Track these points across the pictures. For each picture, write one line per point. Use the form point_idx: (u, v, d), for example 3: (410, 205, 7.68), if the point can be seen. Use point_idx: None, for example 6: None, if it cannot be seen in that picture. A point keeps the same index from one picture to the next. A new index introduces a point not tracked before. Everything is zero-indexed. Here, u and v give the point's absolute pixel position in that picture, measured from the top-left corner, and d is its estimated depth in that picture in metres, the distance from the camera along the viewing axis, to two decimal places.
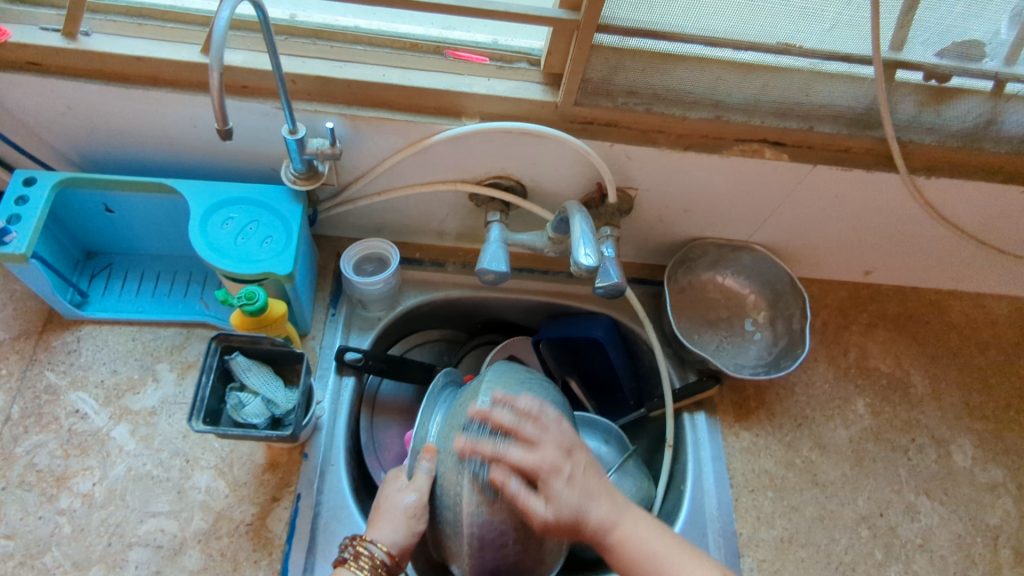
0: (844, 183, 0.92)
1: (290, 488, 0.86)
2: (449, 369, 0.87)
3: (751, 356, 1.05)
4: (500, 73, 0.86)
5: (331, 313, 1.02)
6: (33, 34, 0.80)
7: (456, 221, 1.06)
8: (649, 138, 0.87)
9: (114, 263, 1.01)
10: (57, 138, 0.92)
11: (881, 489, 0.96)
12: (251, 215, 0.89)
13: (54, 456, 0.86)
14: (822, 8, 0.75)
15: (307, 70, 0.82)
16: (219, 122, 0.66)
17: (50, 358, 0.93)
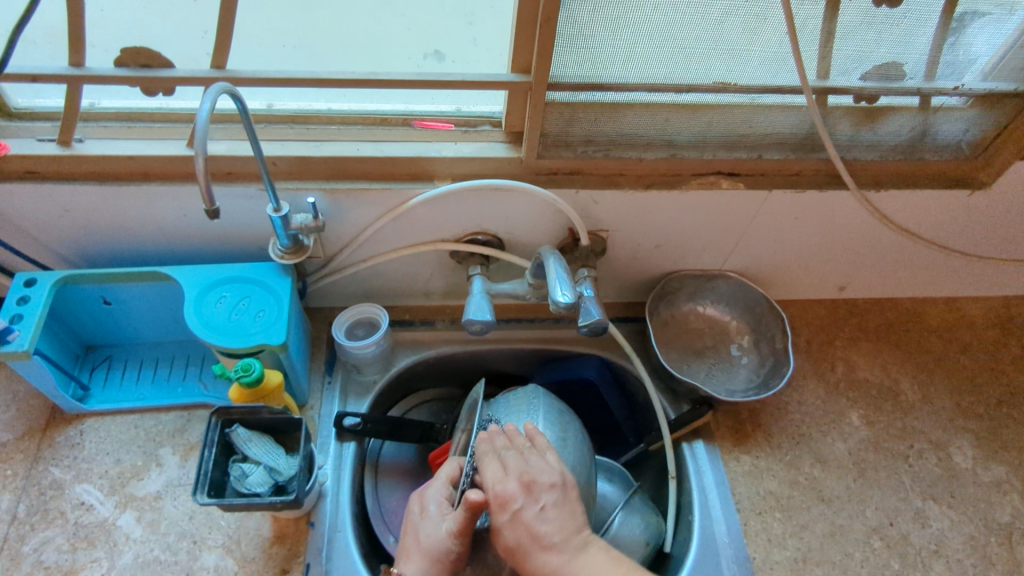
0: (800, 206, 0.87)
1: (300, 559, 0.76)
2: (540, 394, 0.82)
3: (741, 379, 0.97)
4: (466, 137, 0.79)
5: (327, 381, 0.90)
6: (31, 146, 0.71)
7: (442, 279, 0.95)
8: (611, 181, 0.81)
9: (114, 354, 0.90)
10: (54, 237, 0.80)
11: (887, 498, 0.89)
12: (241, 292, 0.78)
13: (61, 551, 0.75)
14: (747, 46, 0.69)
15: (287, 152, 0.74)
16: (207, 203, 0.55)
17: (54, 454, 0.82)
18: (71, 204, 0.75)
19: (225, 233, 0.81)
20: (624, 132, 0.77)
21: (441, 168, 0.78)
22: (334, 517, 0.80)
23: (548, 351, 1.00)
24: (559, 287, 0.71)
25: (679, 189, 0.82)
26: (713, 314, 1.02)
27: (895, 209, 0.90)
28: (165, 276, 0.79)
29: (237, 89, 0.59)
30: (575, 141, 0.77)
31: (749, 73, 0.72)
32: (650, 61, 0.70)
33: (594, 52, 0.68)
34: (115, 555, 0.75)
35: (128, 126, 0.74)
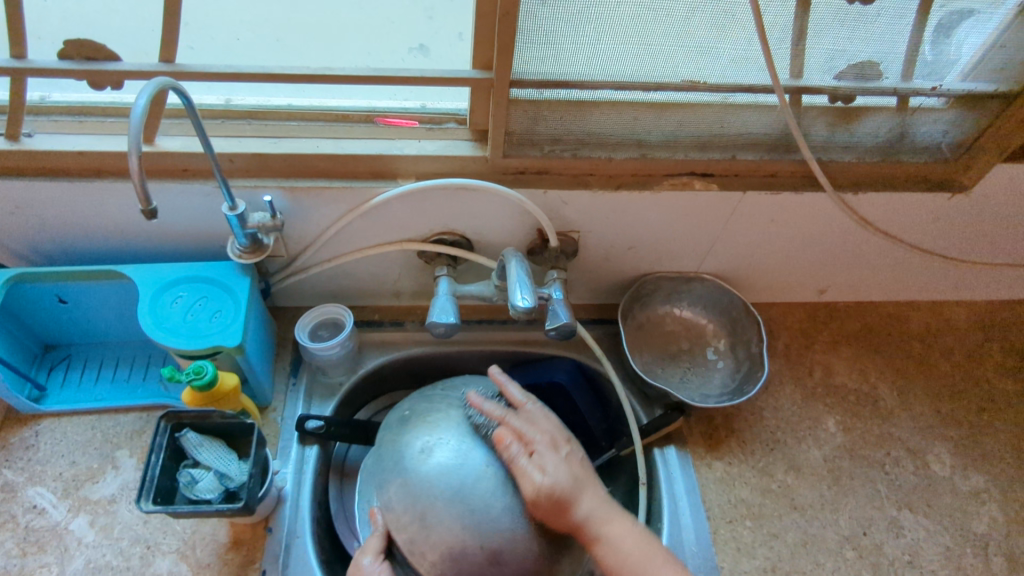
0: (775, 208, 0.85)
1: (256, 565, 0.75)
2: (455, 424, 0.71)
3: (716, 385, 0.95)
4: (429, 135, 0.76)
5: (292, 382, 0.88)
6: None
7: (411, 279, 0.93)
8: (579, 181, 0.79)
9: (73, 353, 0.88)
10: (7, 235, 0.78)
11: (861, 507, 0.87)
12: (198, 291, 0.76)
13: (10, 556, 0.73)
14: (716, 44, 0.67)
15: (244, 149, 0.72)
16: (143, 202, 0.52)
17: (7, 456, 0.80)
18: (22, 200, 0.73)
19: (183, 230, 0.79)
20: (592, 131, 0.75)
21: (404, 166, 0.76)
22: (292, 522, 0.78)
23: (520, 353, 0.98)
24: (520, 291, 0.68)
25: (650, 190, 0.80)
26: (689, 317, 1.00)
27: (875, 211, 0.87)
28: (121, 275, 0.77)
29: (180, 83, 0.57)
30: (541, 140, 0.75)
31: (719, 72, 0.69)
32: (616, 58, 0.67)
33: (557, 48, 0.65)
34: (66, 560, 0.73)
35: (79, 120, 0.72)
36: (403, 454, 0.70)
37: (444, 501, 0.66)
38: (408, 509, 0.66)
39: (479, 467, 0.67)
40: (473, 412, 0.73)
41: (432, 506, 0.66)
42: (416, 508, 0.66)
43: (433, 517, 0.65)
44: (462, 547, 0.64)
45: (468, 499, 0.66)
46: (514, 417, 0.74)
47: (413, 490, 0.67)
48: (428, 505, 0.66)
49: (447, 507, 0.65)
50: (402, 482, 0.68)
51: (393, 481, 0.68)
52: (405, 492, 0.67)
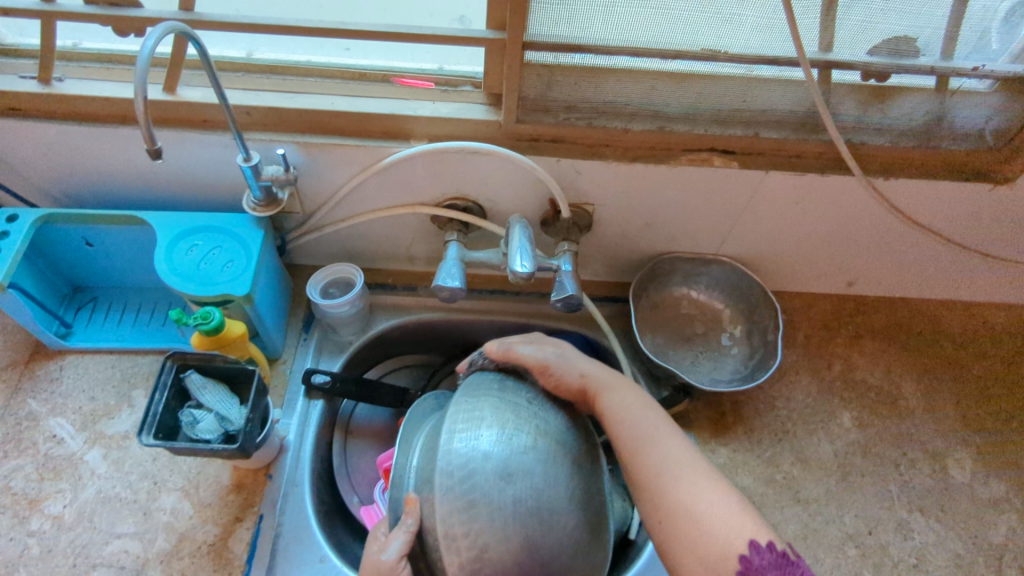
0: (799, 190, 0.82)
1: (254, 509, 0.77)
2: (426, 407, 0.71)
3: (728, 370, 0.93)
4: (444, 97, 0.76)
5: (303, 338, 0.91)
6: (12, 82, 0.72)
7: (425, 244, 0.94)
8: (594, 151, 0.77)
9: (100, 296, 0.92)
10: (40, 176, 0.81)
11: (870, 505, 0.85)
12: (213, 241, 0.78)
13: (29, 479, 0.77)
14: (739, 12, 0.64)
15: (261, 102, 0.73)
16: (147, 142, 0.53)
17: (33, 386, 0.84)
18: (53, 142, 0.76)
19: (202, 181, 0.81)
20: (608, 99, 0.73)
21: (417, 127, 0.76)
22: (292, 469, 0.81)
23: (530, 325, 0.98)
24: (520, 259, 0.67)
25: (667, 164, 0.78)
26: (705, 300, 0.98)
27: (908, 200, 0.83)
28: (143, 221, 0.80)
29: (192, 29, 0.58)
30: (556, 106, 0.74)
31: (742, 42, 0.66)
32: (633, 24, 0.65)
33: (571, 10, 0.63)
34: (79, 488, 0.77)
35: (107, 67, 0.74)
36: (469, 456, 0.52)
37: (512, 542, 0.51)
38: (469, 532, 0.51)
39: (554, 509, 0.54)
40: None
41: (502, 539, 0.51)
42: (478, 534, 0.51)
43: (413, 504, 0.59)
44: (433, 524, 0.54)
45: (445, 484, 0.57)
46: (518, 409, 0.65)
47: (480, 514, 0.51)
48: (496, 536, 0.51)
49: (519, 532, 0.52)
50: (465, 500, 0.51)
51: (450, 487, 0.52)
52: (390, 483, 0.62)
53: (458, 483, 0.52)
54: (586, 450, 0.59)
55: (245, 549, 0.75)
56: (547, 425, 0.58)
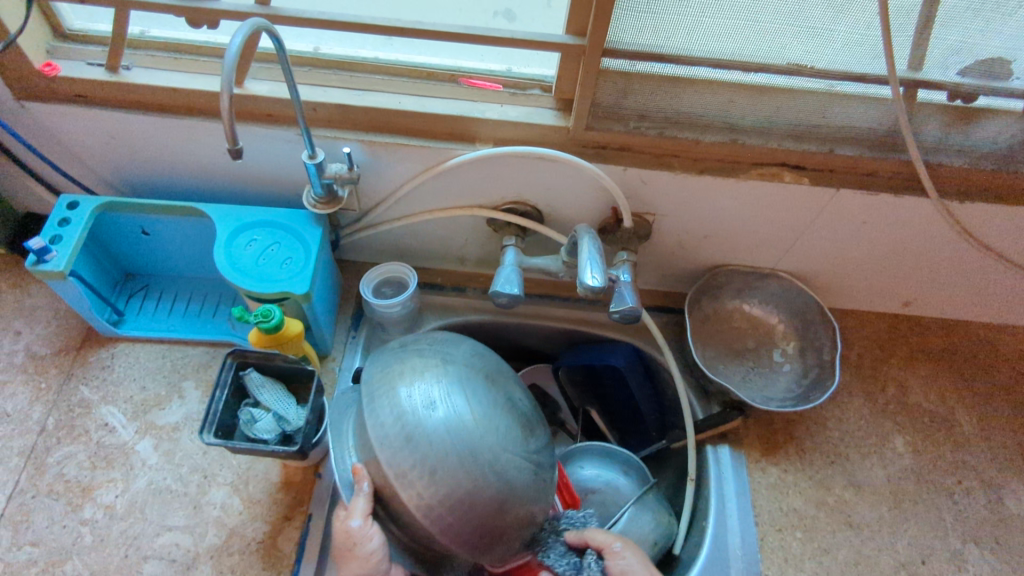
0: (870, 209, 0.79)
1: (303, 508, 0.77)
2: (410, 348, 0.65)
3: (779, 388, 0.91)
4: (512, 100, 0.74)
5: (352, 335, 0.90)
6: (80, 69, 0.71)
7: (477, 246, 0.92)
8: (662, 162, 0.76)
9: (151, 284, 0.91)
10: (100, 163, 0.81)
11: (923, 534, 0.83)
12: (272, 237, 0.78)
13: (82, 467, 0.78)
14: (830, 26, 0.62)
15: (328, 99, 0.72)
16: (230, 142, 0.53)
17: (85, 373, 0.84)
18: (116, 131, 0.75)
19: (262, 175, 0.80)
20: (682, 110, 0.71)
21: (483, 130, 0.74)
22: (341, 470, 0.80)
23: (578, 332, 0.96)
24: (590, 268, 0.66)
25: (736, 178, 0.76)
26: (759, 314, 0.95)
27: (982, 224, 0.80)
28: (201, 213, 0.79)
29: (274, 26, 0.57)
30: (627, 115, 0.72)
31: (830, 57, 0.64)
32: (719, 35, 0.63)
33: (657, 18, 0.62)
34: (130, 478, 0.78)
35: (175, 57, 0.73)
36: (400, 409, 0.59)
37: (460, 458, 0.57)
38: (417, 465, 0.57)
39: (488, 423, 0.60)
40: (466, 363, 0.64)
41: (444, 460, 0.57)
42: (447, 488, 0.57)
43: (441, 469, 0.57)
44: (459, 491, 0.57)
45: (471, 456, 0.58)
46: (502, 372, 0.67)
47: (420, 447, 0.57)
48: (440, 458, 0.57)
49: (494, 491, 0.59)
50: (403, 440, 0.57)
51: (389, 438, 0.58)
52: (400, 439, 0.57)
53: (392, 428, 0.58)
54: (500, 369, 0.68)
55: (294, 548, 0.74)
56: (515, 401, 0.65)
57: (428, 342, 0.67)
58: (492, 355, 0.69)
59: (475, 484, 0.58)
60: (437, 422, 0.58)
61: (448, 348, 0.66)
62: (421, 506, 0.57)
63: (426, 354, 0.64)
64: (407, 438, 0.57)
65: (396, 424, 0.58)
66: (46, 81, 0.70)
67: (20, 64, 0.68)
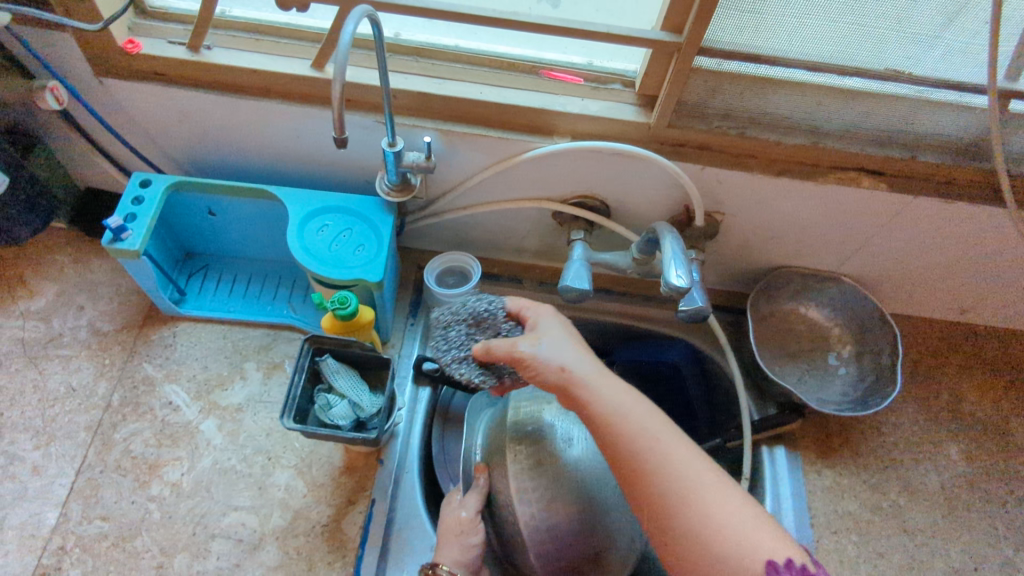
0: (945, 217, 0.78)
1: (366, 493, 0.78)
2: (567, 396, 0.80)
3: (835, 391, 0.91)
4: (594, 94, 0.74)
5: (410, 322, 0.90)
6: (161, 46, 0.70)
7: (538, 238, 0.92)
8: (740, 161, 0.75)
9: (211, 264, 0.92)
10: (171, 141, 0.81)
11: (977, 542, 0.83)
12: (344, 223, 0.77)
13: (148, 444, 0.78)
14: (934, 33, 0.61)
15: (409, 86, 0.71)
16: (337, 130, 0.52)
17: (148, 351, 0.84)
18: (193, 110, 0.75)
19: (333, 160, 0.80)
20: (768, 111, 0.70)
21: (562, 124, 0.73)
22: (402, 456, 0.81)
23: (633, 327, 0.96)
24: (674, 267, 0.65)
25: (814, 180, 0.75)
26: (815, 317, 0.95)
27: None
28: (271, 196, 0.79)
29: (377, 13, 0.56)
30: (711, 114, 0.71)
31: (928, 63, 0.64)
32: (819, 38, 0.63)
33: (759, 19, 0.61)
34: (196, 457, 0.78)
35: (256, 38, 0.72)
36: (539, 436, 0.74)
37: (574, 494, 0.71)
38: (538, 488, 0.71)
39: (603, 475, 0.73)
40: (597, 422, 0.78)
41: (561, 492, 0.71)
42: (552, 519, 0.71)
43: (554, 493, 0.71)
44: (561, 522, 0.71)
45: (583, 496, 0.72)
46: None
47: (547, 473, 0.72)
48: (559, 489, 0.72)
49: (586, 536, 0.71)
50: (534, 463, 0.73)
51: (523, 458, 0.73)
52: (535, 460, 0.73)
53: (528, 455, 0.73)
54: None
55: (359, 532, 0.75)
56: None
57: None
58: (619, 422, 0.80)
59: (580, 522, 0.71)
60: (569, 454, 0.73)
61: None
62: (528, 521, 0.70)
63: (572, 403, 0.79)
64: (541, 454, 0.73)
65: (537, 447, 0.74)
66: (128, 58, 0.70)
67: (104, 41, 0.68)
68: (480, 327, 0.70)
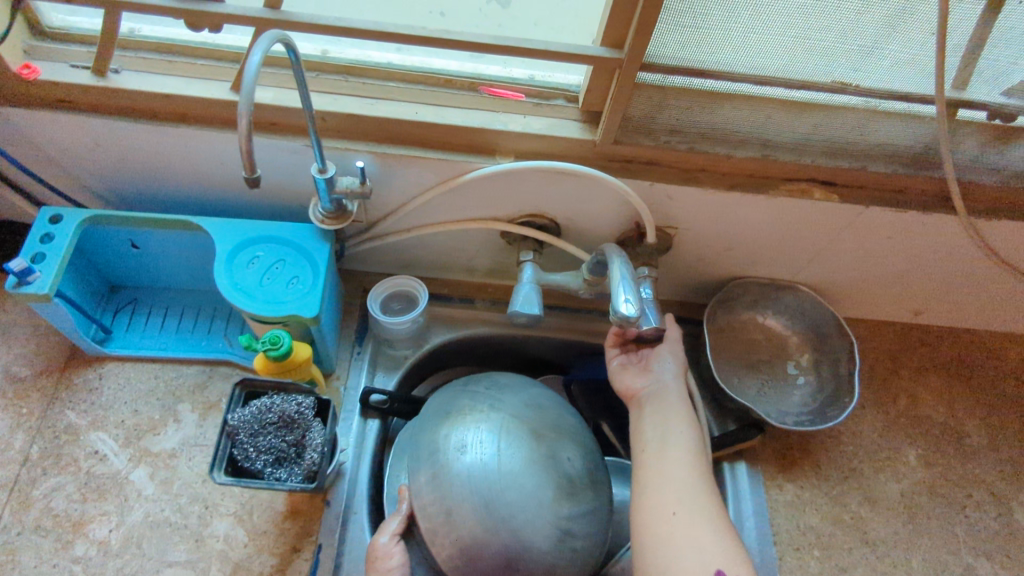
0: (898, 226, 0.77)
1: (312, 538, 0.73)
2: (478, 395, 0.71)
3: (795, 403, 0.90)
4: (536, 111, 0.70)
5: (356, 352, 0.85)
6: (62, 71, 0.64)
7: (488, 257, 0.89)
8: (689, 176, 0.72)
9: (139, 297, 0.86)
10: (86, 171, 0.75)
11: (937, 550, 0.82)
12: (277, 254, 0.72)
13: (71, 500, 0.72)
14: (880, 45, 0.60)
15: (339, 107, 0.67)
16: (247, 170, 0.48)
17: (71, 397, 0.78)
18: (104, 138, 0.69)
19: (265, 185, 0.75)
20: (716, 125, 0.67)
21: (504, 143, 0.70)
22: (349, 496, 0.76)
23: (590, 344, 0.93)
24: (623, 292, 0.62)
25: (764, 194, 0.73)
26: (773, 326, 0.94)
27: (1007, 242, 0.79)
28: (197, 227, 0.74)
29: (291, 37, 0.52)
30: (659, 129, 0.68)
31: (876, 75, 0.62)
32: (764, 51, 0.60)
33: (701, 33, 0.58)
34: (126, 510, 0.73)
35: (169, 59, 0.67)
36: (437, 448, 0.66)
37: (478, 508, 0.62)
38: (436, 501, 0.64)
39: (513, 477, 0.63)
40: (519, 416, 0.69)
41: (461, 503, 0.62)
42: (461, 533, 0.62)
43: (456, 507, 0.63)
44: (474, 535, 0.62)
45: (493, 505, 0.62)
46: (556, 429, 0.70)
47: (444, 485, 0.64)
48: (458, 502, 0.63)
49: (511, 544, 0.62)
50: (431, 477, 0.65)
51: (420, 472, 0.66)
52: (431, 473, 0.65)
53: (425, 469, 0.65)
54: (552, 427, 0.70)
55: None
56: (563, 460, 0.67)
57: (489, 387, 0.73)
58: (547, 410, 0.71)
59: (490, 533, 0.62)
60: (473, 456, 0.64)
61: (502, 396, 0.71)
62: (431, 537, 0.64)
63: (484, 401, 0.70)
64: (440, 465, 0.65)
65: (436, 458, 0.65)
66: (25, 85, 0.64)
67: None
68: (289, 428, 0.64)
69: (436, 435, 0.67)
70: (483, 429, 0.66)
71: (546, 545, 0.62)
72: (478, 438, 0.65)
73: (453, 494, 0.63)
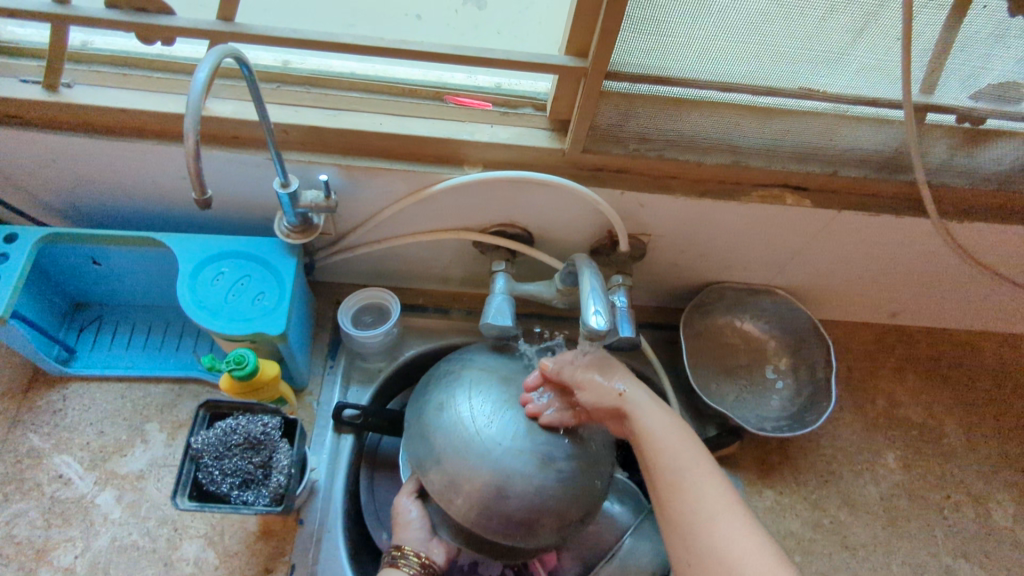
0: (871, 229, 0.77)
1: (285, 559, 0.71)
2: (453, 357, 0.74)
3: (774, 408, 0.89)
4: (503, 120, 0.69)
5: (329, 366, 0.84)
6: (12, 86, 0.62)
7: (461, 267, 0.87)
8: (661, 183, 0.71)
9: (104, 315, 0.84)
10: (43, 187, 0.73)
11: (917, 552, 0.82)
12: (242, 269, 0.71)
13: (34, 526, 0.71)
14: (846, 51, 0.59)
15: (300, 120, 0.65)
16: (197, 191, 0.47)
17: (34, 420, 0.76)
18: (59, 155, 0.67)
19: (228, 199, 0.73)
20: (685, 133, 0.66)
21: (471, 153, 0.68)
22: (324, 513, 0.75)
23: None
24: (593, 304, 0.61)
25: (737, 200, 0.72)
26: (751, 330, 0.93)
27: (981, 243, 0.79)
28: (159, 244, 0.72)
29: (243, 51, 0.50)
30: (628, 137, 0.67)
31: (843, 80, 0.62)
32: (730, 58, 0.59)
33: (665, 41, 0.57)
34: (91, 536, 0.71)
35: (123, 73, 0.65)
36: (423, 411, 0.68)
37: (459, 449, 0.63)
38: (424, 455, 0.65)
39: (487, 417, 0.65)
40: (490, 368, 0.70)
41: (444, 450, 0.64)
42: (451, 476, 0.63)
43: (441, 453, 0.64)
44: (463, 477, 0.63)
45: (473, 444, 0.63)
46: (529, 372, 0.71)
47: (429, 439, 0.65)
48: (442, 450, 0.64)
49: (499, 478, 0.62)
50: (420, 436, 0.67)
51: (412, 434, 0.68)
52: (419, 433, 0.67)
53: (414, 431, 0.68)
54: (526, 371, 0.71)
55: None
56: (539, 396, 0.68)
57: (464, 350, 0.75)
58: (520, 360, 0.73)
59: (474, 471, 0.62)
60: (450, 408, 0.66)
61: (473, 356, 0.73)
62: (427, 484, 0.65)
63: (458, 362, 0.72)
64: (426, 422, 0.67)
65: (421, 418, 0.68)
66: None
67: None
68: (255, 450, 0.63)
69: (422, 400, 0.70)
70: (457, 387, 0.68)
71: (529, 472, 0.63)
72: (453, 396, 0.67)
73: (437, 442, 0.65)
